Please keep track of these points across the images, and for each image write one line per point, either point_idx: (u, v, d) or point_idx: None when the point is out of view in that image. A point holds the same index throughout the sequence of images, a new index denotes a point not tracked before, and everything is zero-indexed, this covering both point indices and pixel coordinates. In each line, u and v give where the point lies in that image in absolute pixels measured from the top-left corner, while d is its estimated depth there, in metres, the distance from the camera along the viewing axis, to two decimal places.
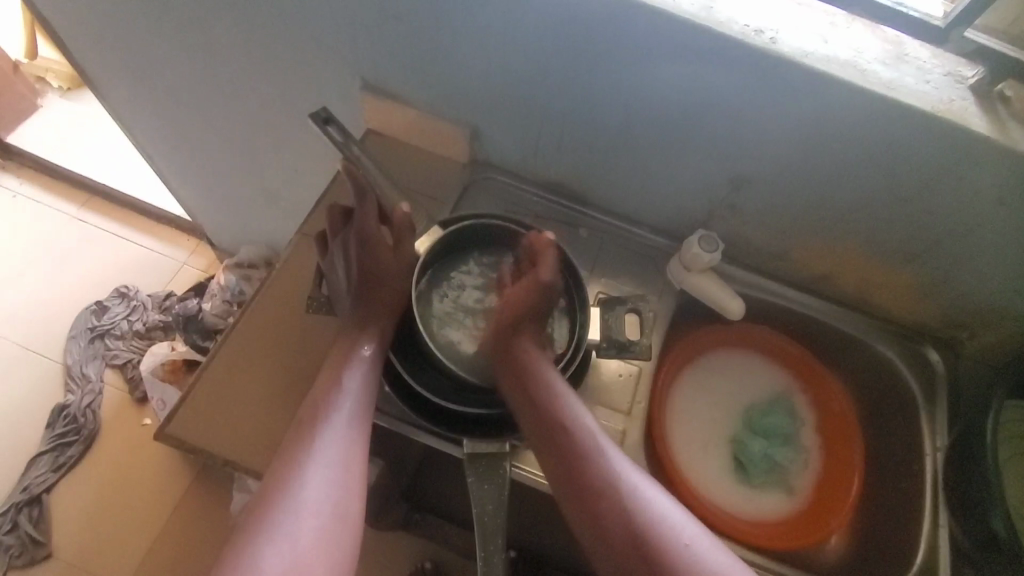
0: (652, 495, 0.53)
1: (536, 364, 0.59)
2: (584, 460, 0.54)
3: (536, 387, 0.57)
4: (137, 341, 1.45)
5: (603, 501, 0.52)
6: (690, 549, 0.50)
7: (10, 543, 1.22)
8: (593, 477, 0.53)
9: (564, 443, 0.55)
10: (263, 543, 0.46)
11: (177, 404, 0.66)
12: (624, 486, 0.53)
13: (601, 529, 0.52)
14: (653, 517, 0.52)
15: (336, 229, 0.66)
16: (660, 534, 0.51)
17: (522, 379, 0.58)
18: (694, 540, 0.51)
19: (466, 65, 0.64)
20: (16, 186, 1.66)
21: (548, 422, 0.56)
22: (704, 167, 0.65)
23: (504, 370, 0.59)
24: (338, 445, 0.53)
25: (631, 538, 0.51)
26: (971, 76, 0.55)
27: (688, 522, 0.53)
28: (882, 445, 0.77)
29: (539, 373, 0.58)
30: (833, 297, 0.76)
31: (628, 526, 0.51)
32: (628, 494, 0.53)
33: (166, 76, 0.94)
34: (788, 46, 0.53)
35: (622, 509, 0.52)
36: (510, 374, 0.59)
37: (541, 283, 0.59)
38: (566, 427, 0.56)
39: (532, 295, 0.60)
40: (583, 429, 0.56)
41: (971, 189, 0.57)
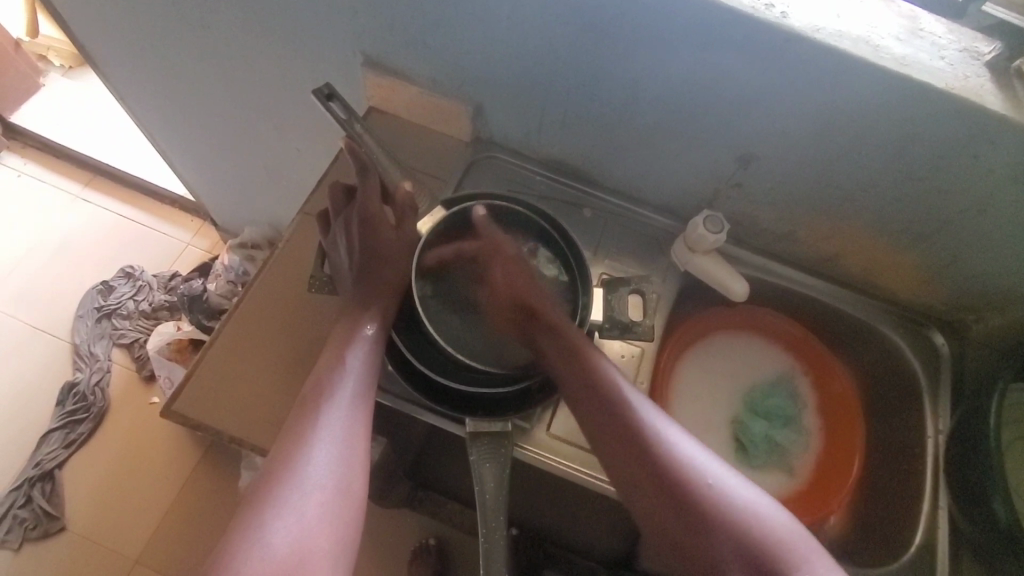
0: (693, 450, 0.53)
1: (564, 331, 0.59)
2: (623, 420, 0.54)
3: (565, 338, 0.58)
4: (144, 321, 1.47)
5: (645, 459, 0.52)
6: (735, 502, 0.51)
7: (24, 516, 1.25)
8: (633, 436, 0.53)
9: (609, 407, 0.55)
10: (269, 517, 0.47)
11: (182, 382, 0.66)
12: (665, 443, 0.53)
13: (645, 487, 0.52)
14: (696, 471, 0.52)
15: (338, 208, 0.66)
16: (705, 487, 0.51)
17: (554, 332, 0.59)
18: (738, 491, 0.52)
19: (470, 39, 0.63)
20: (20, 166, 1.66)
21: (584, 386, 0.56)
22: (712, 146, 0.64)
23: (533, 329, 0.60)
24: (341, 423, 0.53)
25: (675, 494, 0.51)
26: (987, 51, 0.53)
27: (729, 475, 0.53)
28: (890, 431, 0.76)
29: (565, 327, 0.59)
30: (838, 279, 0.76)
31: (672, 481, 0.51)
32: (669, 451, 0.53)
33: (166, 53, 0.93)
34: (799, 21, 0.51)
35: (662, 464, 0.52)
36: (540, 331, 0.59)
37: (511, 257, 0.62)
38: (600, 384, 0.56)
39: (514, 268, 0.62)
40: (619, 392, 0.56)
41: (984, 168, 0.55)
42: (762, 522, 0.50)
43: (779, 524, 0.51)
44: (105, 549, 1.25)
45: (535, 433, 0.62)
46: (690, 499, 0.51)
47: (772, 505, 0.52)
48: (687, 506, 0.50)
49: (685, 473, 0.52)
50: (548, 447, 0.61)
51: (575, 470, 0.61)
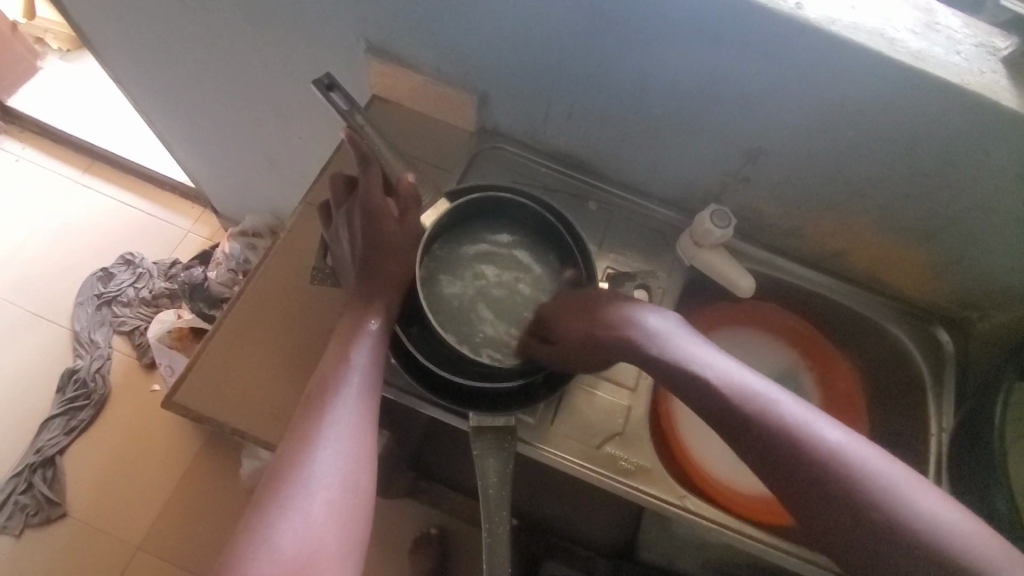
0: (821, 425, 0.48)
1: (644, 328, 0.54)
2: (748, 411, 0.49)
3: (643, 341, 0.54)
4: (144, 308, 1.46)
5: (782, 451, 0.47)
6: (876, 483, 0.45)
7: (26, 502, 1.25)
8: (764, 427, 0.48)
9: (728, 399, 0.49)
10: (277, 515, 0.47)
11: (184, 373, 0.66)
12: (787, 420, 0.48)
13: (769, 470, 0.48)
14: (845, 461, 0.46)
15: (341, 199, 0.65)
16: (842, 472, 0.46)
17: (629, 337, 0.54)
18: (878, 469, 0.46)
19: (476, 27, 0.62)
20: (19, 151, 1.64)
21: (691, 379, 0.51)
22: (721, 140, 0.63)
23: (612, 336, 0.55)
24: (348, 420, 0.52)
25: (805, 476, 0.46)
26: (1004, 46, 0.52)
27: (867, 449, 0.47)
28: (893, 426, 0.76)
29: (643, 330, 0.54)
30: (844, 275, 0.75)
31: (800, 462, 0.47)
32: (793, 427, 0.48)
33: (165, 38, 0.91)
34: (814, 13, 0.50)
35: (802, 456, 0.47)
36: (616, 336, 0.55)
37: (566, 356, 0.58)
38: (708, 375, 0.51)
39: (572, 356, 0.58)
40: (726, 368, 0.51)
41: (995, 165, 0.55)
42: (909, 503, 0.45)
43: (927, 505, 0.45)
44: (107, 534, 1.26)
45: (538, 428, 0.62)
46: (823, 481, 0.46)
47: (919, 482, 0.46)
48: (822, 490, 0.46)
49: (816, 453, 0.46)
50: (551, 441, 0.61)
51: (580, 466, 0.61)
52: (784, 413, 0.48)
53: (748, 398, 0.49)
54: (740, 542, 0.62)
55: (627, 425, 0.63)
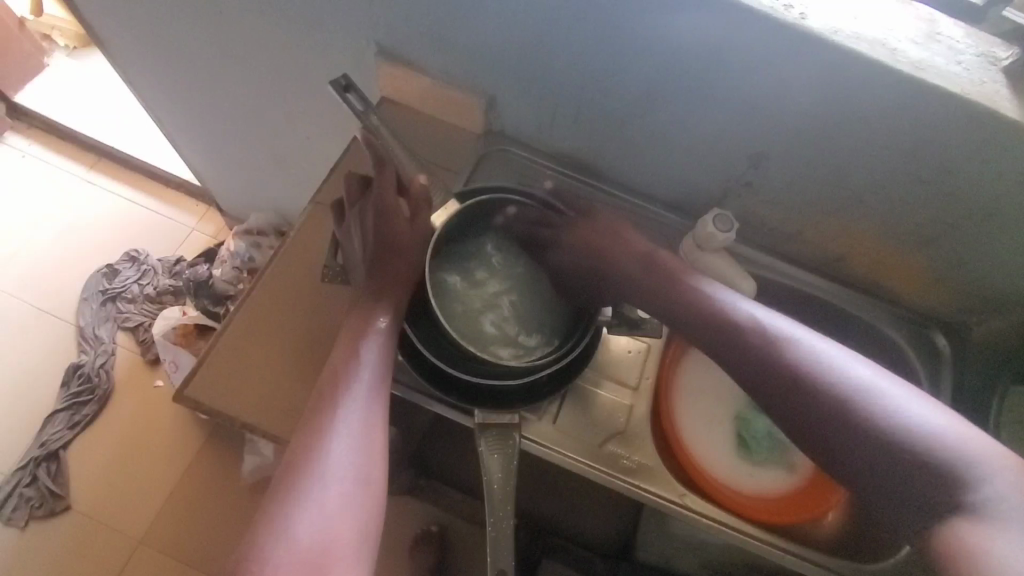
0: (844, 362, 0.53)
1: (675, 278, 0.62)
2: (771, 355, 0.55)
3: (676, 292, 0.61)
4: (149, 304, 1.47)
5: (805, 391, 0.53)
6: (894, 413, 0.51)
7: (30, 495, 1.26)
8: (786, 369, 0.54)
9: (752, 344, 0.56)
10: (293, 508, 0.48)
11: (195, 367, 0.67)
12: (812, 360, 0.54)
13: (794, 405, 0.53)
14: (864, 395, 0.52)
15: (354, 198, 0.66)
16: (858, 404, 0.51)
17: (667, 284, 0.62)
18: (894, 402, 0.51)
19: (486, 31, 0.63)
20: (25, 147, 1.66)
21: (719, 329, 0.57)
22: (724, 145, 0.65)
23: (649, 281, 0.62)
24: (359, 416, 0.53)
25: (827, 408, 0.52)
26: (1005, 57, 0.53)
27: (885, 384, 0.52)
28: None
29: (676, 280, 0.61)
30: (845, 279, 0.76)
31: (823, 397, 0.52)
32: (816, 365, 0.53)
33: (177, 38, 0.93)
34: (817, 23, 0.51)
35: (823, 391, 0.52)
36: (653, 281, 0.62)
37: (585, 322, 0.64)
38: (733, 324, 0.57)
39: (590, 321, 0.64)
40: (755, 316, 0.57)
41: (992, 173, 0.56)
42: (921, 428, 0.50)
43: (941, 431, 0.50)
44: (110, 528, 1.26)
45: (543, 427, 0.62)
46: (844, 411, 0.51)
47: (931, 410, 0.51)
48: (842, 419, 0.51)
49: (838, 387, 0.52)
50: (555, 439, 0.62)
51: (583, 464, 0.62)
52: (809, 353, 0.54)
53: (776, 342, 0.55)
54: (739, 540, 0.63)
55: (629, 424, 0.65)
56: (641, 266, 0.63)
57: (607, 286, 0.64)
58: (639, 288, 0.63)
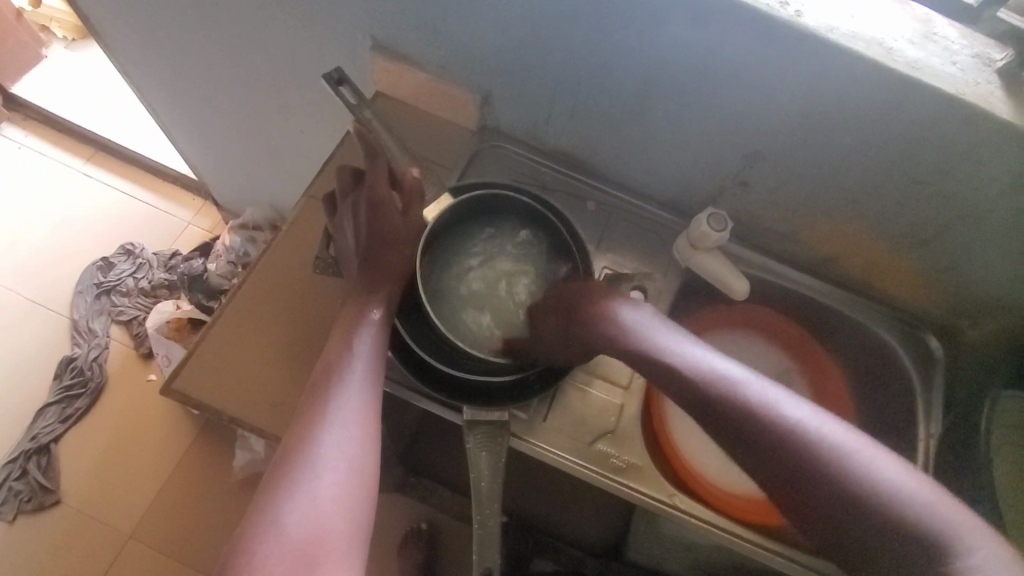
0: (819, 425, 0.48)
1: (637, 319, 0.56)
2: (723, 398, 0.50)
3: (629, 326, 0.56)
4: (143, 298, 1.46)
5: (758, 437, 0.48)
6: (876, 484, 0.45)
7: (19, 489, 1.26)
8: (739, 413, 0.49)
9: (703, 385, 0.51)
10: (285, 498, 0.47)
11: (184, 360, 0.66)
12: (783, 421, 0.48)
13: (764, 469, 0.48)
14: (821, 445, 0.46)
15: (346, 190, 0.66)
16: (815, 454, 0.46)
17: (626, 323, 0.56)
18: (854, 453, 0.46)
19: (480, 26, 0.62)
20: (22, 138, 1.65)
21: (667, 367, 0.53)
22: (719, 143, 0.64)
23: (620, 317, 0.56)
24: (352, 408, 0.53)
25: (800, 475, 0.46)
26: (1000, 58, 0.53)
27: (844, 433, 0.47)
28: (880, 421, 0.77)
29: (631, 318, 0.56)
30: (838, 280, 0.76)
31: (796, 462, 0.46)
32: (776, 416, 0.48)
33: (172, 29, 0.92)
34: (813, 20, 0.51)
35: (776, 439, 0.47)
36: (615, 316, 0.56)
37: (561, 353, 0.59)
38: (682, 363, 0.53)
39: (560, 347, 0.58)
40: (712, 362, 0.53)
41: (987, 175, 0.56)
42: (885, 484, 0.45)
43: (929, 506, 0.44)
44: (100, 523, 1.26)
45: (533, 425, 0.62)
46: (819, 480, 0.45)
47: (896, 464, 0.46)
48: (817, 488, 0.45)
49: (812, 452, 0.46)
50: (545, 438, 0.62)
51: (574, 464, 0.61)
52: (780, 413, 0.48)
53: (745, 400, 0.49)
54: (732, 544, 0.63)
55: (619, 423, 0.64)
56: (604, 306, 0.57)
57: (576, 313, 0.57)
58: (613, 330, 0.55)
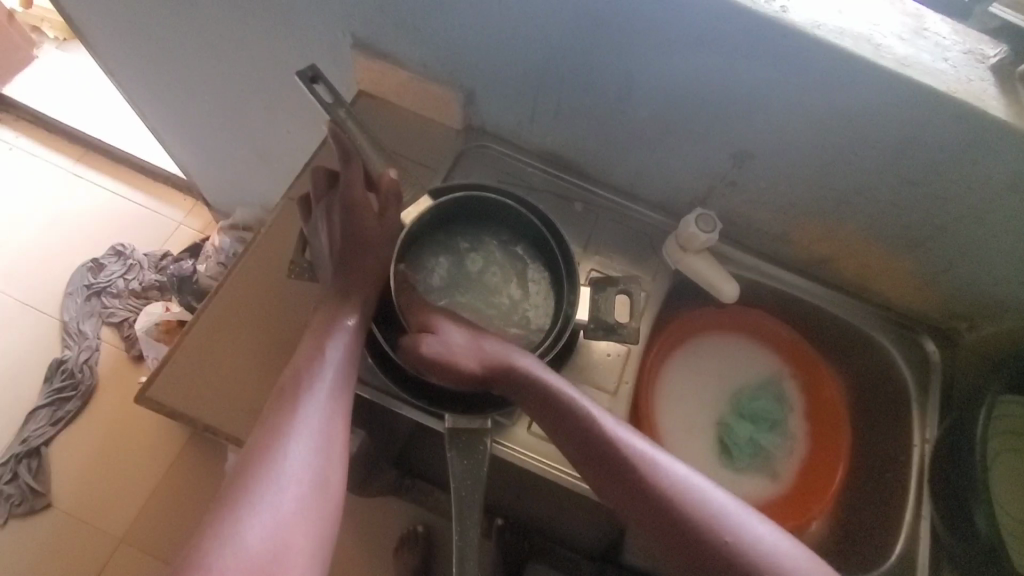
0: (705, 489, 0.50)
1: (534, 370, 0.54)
2: (619, 461, 0.51)
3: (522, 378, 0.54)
4: (133, 300, 1.45)
5: (652, 502, 0.49)
6: (742, 538, 0.48)
7: (10, 493, 1.25)
8: (635, 478, 0.50)
9: (601, 449, 0.52)
10: (245, 510, 0.46)
11: (159, 366, 0.66)
12: (668, 481, 0.50)
13: (645, 523, 0.49)
14: (708, 511, 0.49)
15: (321, 193, 0.64)
16: (703, 520, 0.48)
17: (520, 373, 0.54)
18: (740, 519, 0.49)
19: (461, 25, 0.61)
20: (13, 139, 1.63)
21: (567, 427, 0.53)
22: (707, 144, 0.63)
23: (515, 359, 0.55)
24: (320, 418, 0.51)
25: (677, 530, 0.48)
26: (993, 55, 0.52)
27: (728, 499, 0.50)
28: (876, 423, 0.76)
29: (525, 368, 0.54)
30: (829, 282, 0.74)
31: (675, 520, 0.49)
32: (668, 482, 0.50)
33: (154, 28, 0.90)
34: (799, 16, 0.49)
35: (669, 505, 0.49)
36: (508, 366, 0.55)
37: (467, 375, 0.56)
38: (582, 422, 0.53)
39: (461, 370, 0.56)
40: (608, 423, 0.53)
41: (982, 175, 0.54)
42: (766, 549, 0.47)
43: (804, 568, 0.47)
44: (91, 526, 1.25)
45: (517, 432, 0.61)
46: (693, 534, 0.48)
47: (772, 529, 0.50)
48: (692, 543, 0.48)
49: (700, 519, 0.48)
50: (532, 446, 0.61)
51: (559, 473, 0.60)
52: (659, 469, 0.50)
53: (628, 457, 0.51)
54: None
55: None
56: (510, 349, 0.56)
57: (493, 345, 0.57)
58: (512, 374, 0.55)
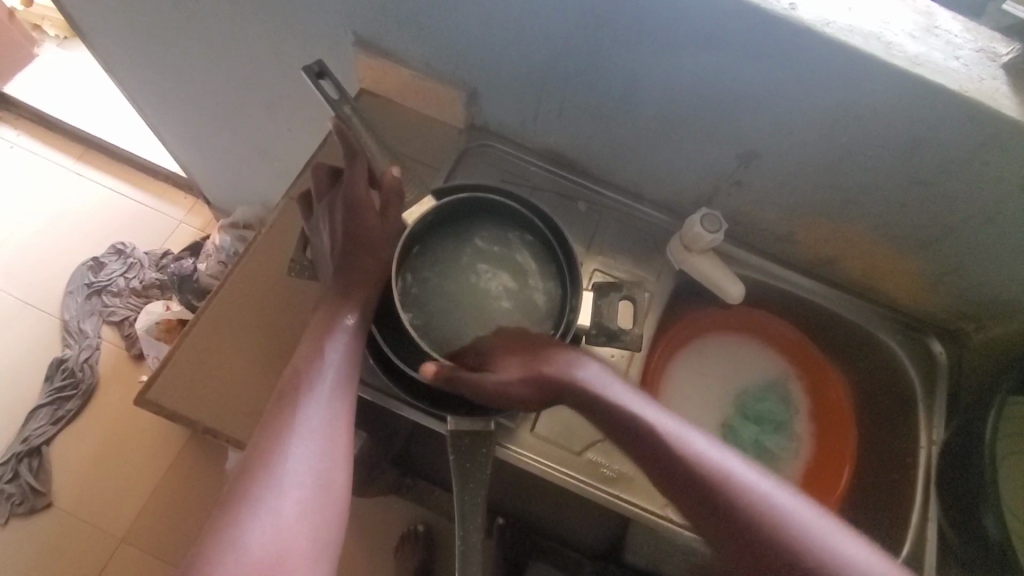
0: (775, 493, 0.45)
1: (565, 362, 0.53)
2: (677, 455, 0.46)
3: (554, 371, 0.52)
4: (134, 298, 1.45)
5: (711, 499, 0.45)
6: (837, 558, 0.42)
7: (11, 492, 1.25)
8: (693, 473, 0.46)
9: (656, 442, 0.47)
10: (248, 514, 0.45)
11: (158, 368, 0.65)
12: (732, 479, 0.45)
13: (716, 532, 0.44)
14: (779, 514, 0.44)
15: (322, 191, 0.63)
16: (772, 523, 0.43)
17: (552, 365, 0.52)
18: (816, 527, 0.44)
19: (464, 22, 0.60)
20: (13, 137, 1.63)
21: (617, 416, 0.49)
22: (712, 142, 0.62)
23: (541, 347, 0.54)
24: (321, 420, 0.51)
25: (742, 531, 0.43)
26: (1005, 52, 0.51)
27: (803, 505, 0.45)
28: (882, 421, 0.75)
29: (556, 359, 0.53)
30: (835, 281, 0.74)
31: (741, 522, 0.44)
32: (733, 481, 0.45)
33: (154, 26, 0.89)
34: (809, 14, 0.49)
35: (733, 506, 0.44)
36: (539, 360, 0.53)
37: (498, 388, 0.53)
38: (633, 415, 0.49)
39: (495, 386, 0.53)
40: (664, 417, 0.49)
41: (991, 174, 0.54)
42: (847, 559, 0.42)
43: None
44: (91, 526, 1.25)
45: (521, 434, 0.61)
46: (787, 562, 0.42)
47: (853, 539, 0.44)
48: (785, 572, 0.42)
49: (768, 522, 0.43)
50: (537, 448, 0.61)
51: (563, 474, 0.60)
52: (744, 485, 0.45)
53: (708, 470, 0.46)
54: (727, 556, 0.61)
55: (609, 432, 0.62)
56: (567, 358, 0.53)
57: (547, 355, 0.53)
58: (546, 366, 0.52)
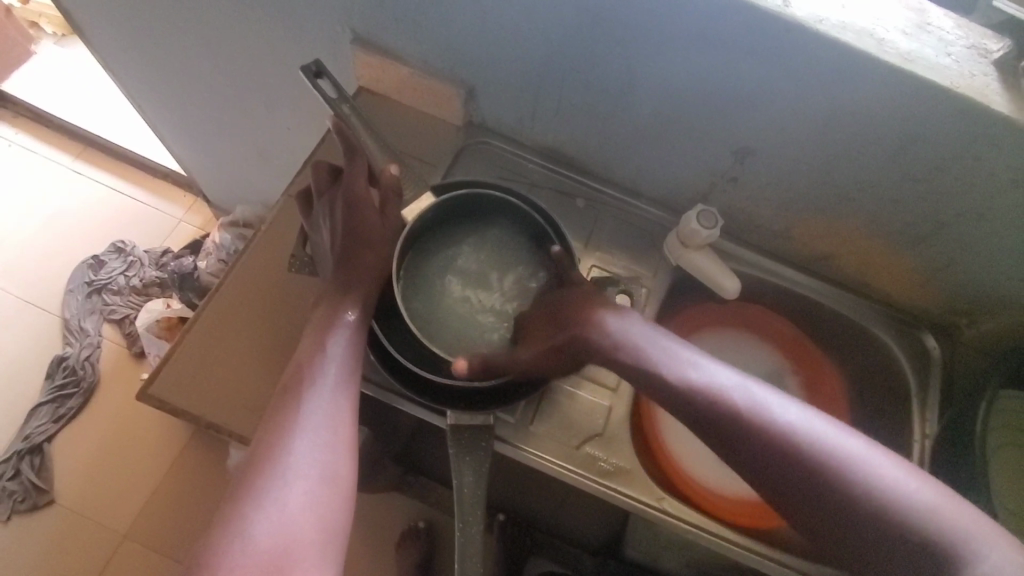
0: (805, 424, 0.46)
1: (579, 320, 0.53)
2: (703, 400, 0.47)
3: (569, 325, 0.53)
4: (134, 296, 1.46)
5: (741, 438, 0.46)
6: (868, 481, 0.44)
7: (13, 489, 1.25)
8: (721, 414, 0.47)
9: (682, 388, 0.48)
10: (253, 506, 0.46)
11: (160, 364, 0.66)
12: (760, 416, 0.46)
13: (748, 465, 0.46)
14: (809, 443, 0.45)
15: (322, 189, 0.64)
16: (802, 454, 0.45)
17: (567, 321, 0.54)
18: (847, 453, 0.45)
19: (461, 20, 0.60)
20: (12, 135, 1.63)
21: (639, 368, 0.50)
22: (709, 139, 0.63)
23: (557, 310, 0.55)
24: (325, 414, 0.51)
25: (773, 463, 0.45)
26: (996, 49, 0.51)
27: (834, 431, 0.46)
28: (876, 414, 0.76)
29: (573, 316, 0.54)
30: (831, 277, 0.74)
31: (772, 456, 0.45)
32: (761, 416, 0.46)
33: (152, 24, 0.90)
34: (802, 11, 0.49)
35: (762, 441, 0.45)
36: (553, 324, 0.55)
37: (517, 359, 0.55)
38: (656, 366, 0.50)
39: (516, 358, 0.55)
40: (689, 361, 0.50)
41: (982, 169, 0.54)
42: (877, 480, 0.43)
43: (924, 502, 0.43)
44: (92, 522, 1.26)
45: (520, 428, 0.62)
46: (830, 489, 0.44)
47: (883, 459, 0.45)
48: (826, 498, 0.44)
49: (798, 452, 0.45)
50: (535, 442, 0.61)
51: (562, 467, 0.61)
52: (778, 421, 0.46)
53: (745, 410, 0.46)
54: (727, 548, 0.62)
55: (607, 426, 0.63)
56: (582, 320, 0.53)
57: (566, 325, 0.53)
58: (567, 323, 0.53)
